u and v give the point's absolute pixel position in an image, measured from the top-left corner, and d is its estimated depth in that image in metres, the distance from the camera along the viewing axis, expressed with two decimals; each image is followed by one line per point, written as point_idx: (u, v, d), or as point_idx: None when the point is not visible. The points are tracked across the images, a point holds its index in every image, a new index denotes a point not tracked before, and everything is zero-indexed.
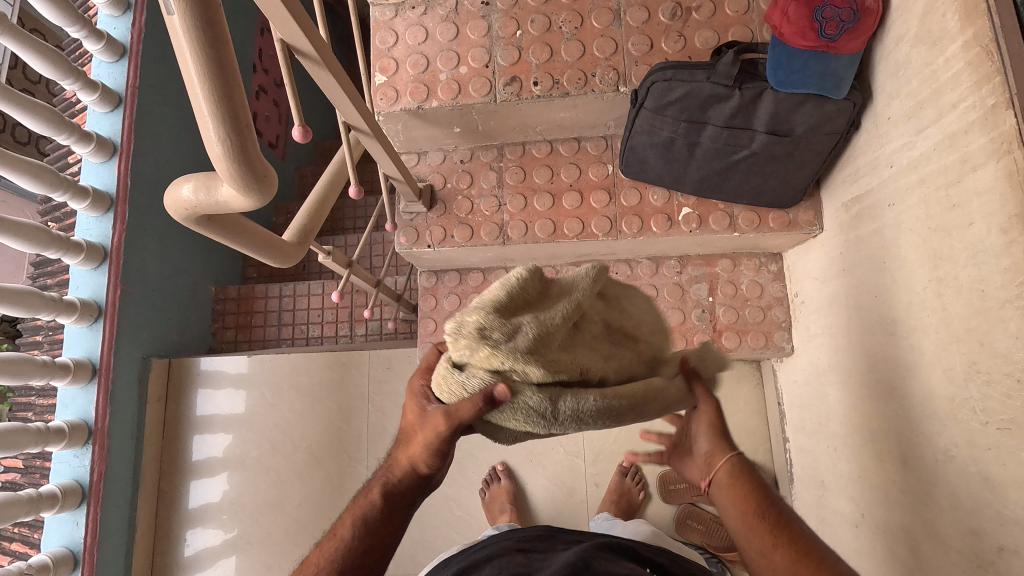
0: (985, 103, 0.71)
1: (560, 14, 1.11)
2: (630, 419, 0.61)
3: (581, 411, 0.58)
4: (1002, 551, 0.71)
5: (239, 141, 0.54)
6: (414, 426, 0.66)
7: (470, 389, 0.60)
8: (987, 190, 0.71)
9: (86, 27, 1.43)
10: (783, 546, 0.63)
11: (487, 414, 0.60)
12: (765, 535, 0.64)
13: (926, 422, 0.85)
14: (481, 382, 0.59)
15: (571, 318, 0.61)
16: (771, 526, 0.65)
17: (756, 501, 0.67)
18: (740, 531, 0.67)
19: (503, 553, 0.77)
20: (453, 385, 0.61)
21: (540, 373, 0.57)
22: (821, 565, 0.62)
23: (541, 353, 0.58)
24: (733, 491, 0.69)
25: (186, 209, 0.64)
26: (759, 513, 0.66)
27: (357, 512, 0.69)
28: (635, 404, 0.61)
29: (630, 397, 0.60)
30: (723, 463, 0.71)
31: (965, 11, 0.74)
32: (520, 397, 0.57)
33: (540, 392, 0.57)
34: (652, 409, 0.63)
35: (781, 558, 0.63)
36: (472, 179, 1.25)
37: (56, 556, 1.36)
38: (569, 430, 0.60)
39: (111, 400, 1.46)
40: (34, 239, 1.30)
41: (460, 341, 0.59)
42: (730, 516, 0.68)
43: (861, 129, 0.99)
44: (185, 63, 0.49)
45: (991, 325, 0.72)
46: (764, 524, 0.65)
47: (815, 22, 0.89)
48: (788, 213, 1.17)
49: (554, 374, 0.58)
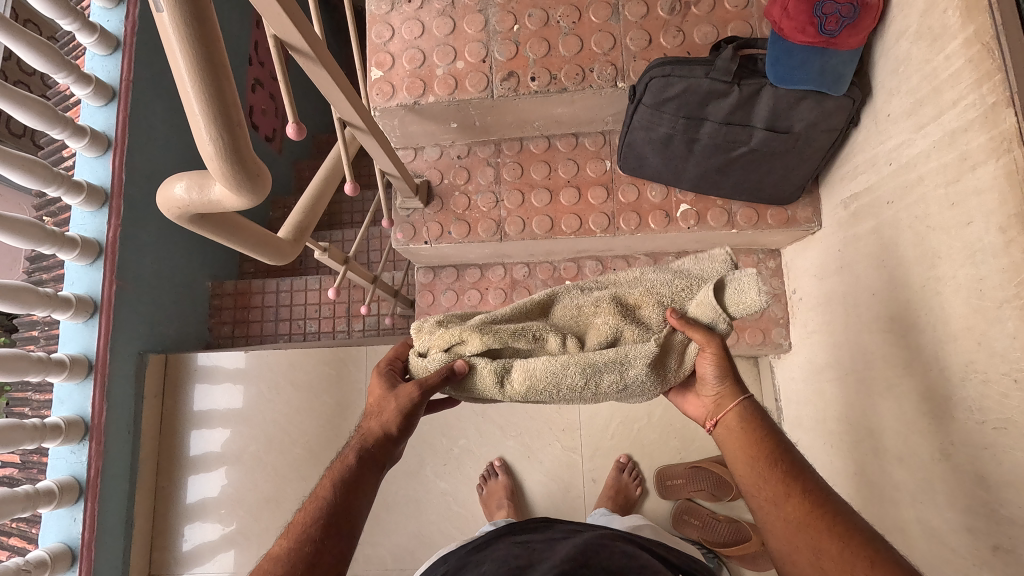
0: (986, 101, 0.71)
1: (558, 8, 1.10)
2: (598, 379, 0.72)
3: (535, 369, 0.72)
4: (997, 549, 0.72)
5: (231, 139, 0.53)
6: (379, 402, 0.76)
7: (437, 366, 0.74)
8: (986, 188, 0.71)
9: (78, 20, 1.41)
10: (795, 496, 0.69)
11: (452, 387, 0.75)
12: (776, 484, 0.69)
13: (923, 420, 0.86)
14: (444, 360, 0.73)
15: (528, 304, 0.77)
16: (783, 476, 0.70)
17: (767, 449, 0.72)
18: (742, 479, 0.72)
19: (503, 547, 0.78)
20: (419, 367, 0.76)
21: (489, 344, 0.72)
22: (835, 518, 0.67)
23: (488, 328, 0.73)
24: (743, 436, 0.73)
25: (179, 208, 0.63)
26: (769, 461, 0.71)
27: (337, 475, 0.75)
28: (600, 366, 0.71)
29: (588, 358, 0.72)
30: (732, 407, 0.75)
31: (966, 8, 0.74)
32: (474, 366, 0.73)
33: (493, 362, 0.72)
34: (624, 369, 0.72)
35: (794, 506, 0.68)
36: (469, 175, 1.25)
37: (53, 551, 1.36)
38: (533, 391, 0.73)
39: (108, 396, 1.46)
40: (27, 234, 1.29)
41: (421, 332, 0.76)
42: (739, 461, 0.73)
43: (860, 126, 0.98)
44: (175, 62, 0.48)
45: (989, 325, 0.72)
46: (775, 472, 0.70)
47: (816, 18, 0.88)
48: (786, 210, 1.17)
49: (505, 344, 0.73)
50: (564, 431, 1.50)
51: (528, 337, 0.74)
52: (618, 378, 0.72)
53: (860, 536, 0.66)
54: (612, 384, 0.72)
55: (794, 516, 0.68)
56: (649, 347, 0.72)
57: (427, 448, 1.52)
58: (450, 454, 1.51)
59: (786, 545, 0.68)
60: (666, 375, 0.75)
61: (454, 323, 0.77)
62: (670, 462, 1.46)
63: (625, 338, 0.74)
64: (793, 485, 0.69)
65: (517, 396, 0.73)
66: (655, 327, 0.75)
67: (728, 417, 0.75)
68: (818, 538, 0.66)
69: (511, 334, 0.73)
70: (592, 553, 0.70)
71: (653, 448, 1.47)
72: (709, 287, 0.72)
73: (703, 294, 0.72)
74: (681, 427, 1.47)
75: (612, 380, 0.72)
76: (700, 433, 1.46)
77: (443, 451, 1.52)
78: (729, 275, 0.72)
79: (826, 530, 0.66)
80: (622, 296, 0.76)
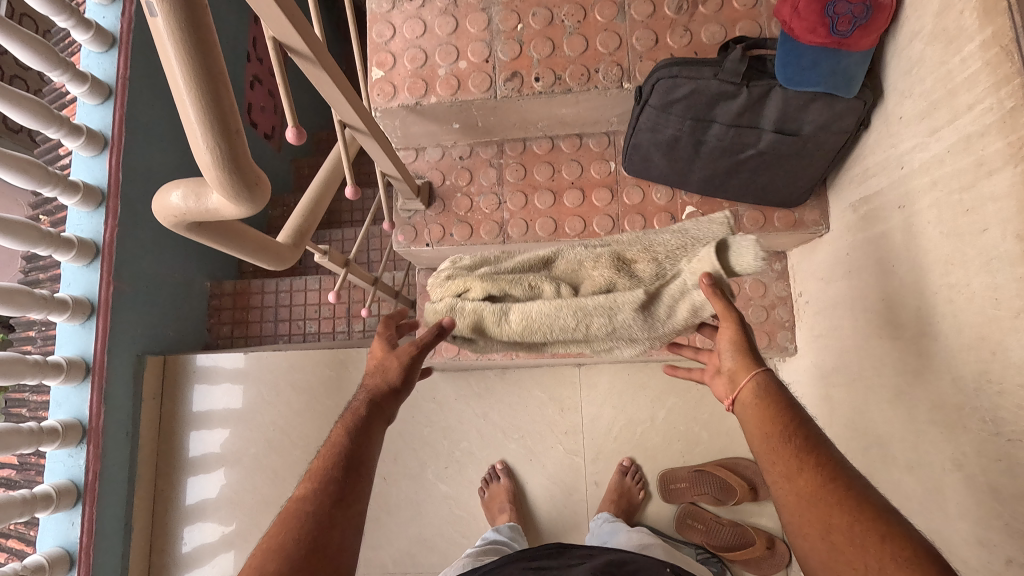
0: (1004, 106, 0.69)
1: (562, 7, 1.08)
2: (587, 319, 0.85)
3: (532, 310, 0.86)
4: (1010, 562, 0.71)
5: (229, 147, 0.51)
6: (382, 360, 0.87)
7: (444, 313, 0.88)
8: (1002, 196, 0.69)
9: (73, 16, 1.39)
10: (808, 471, 0.67)
11: (459, 328, 0.88)
12: (789, 458, 0.68)
13: (934, 429, 0.84)
14: (451, 306, 0.88)
15: (535, 260, 0.93)
16: (796, 452, 0.68)
17: (781, 422, 0.71)
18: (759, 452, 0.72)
19: (517, 573, 0.82)
20: (431, 313, 0.89)
21: (489, 289, 0.88)
22: (853, 498, 0.64)
23: (490, 277, 0.89)
24: (759, 409, 0.73)
25: (175, 216, 0.62)
26: (784, 437, 0.70)
27: (350, 424, 0.81)
28: (592, 309, 0.85)
29: (583, 302, 0.85)
30: (747, 379, 0.76)
31: (983, 9, 0.72)
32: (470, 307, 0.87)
33: (494, 305, 0.87)
34: (613, 312, 0.85)
35: (806, 482, 0.66)
36: (471, 176, 1.23)
37: (52, 556, 1.33)
38: (530, 330, 0.87)
39: (105, 398, 1.44)
40: (23, 236, 1.28)
41: (436, 285, 0.91)
42: (755, 435, 0.73)
43: (871, 128, 0.97)
44: (169, 68, 0.46)
45: (1004, 335, 0.70)
46: (789, 445, 0.69)
47: (827, 18, 0.86)
48: (794, 212, 1.15)
49: (504, 291, 0.88)
50: (567, 434, 1.48)
51: (527, 285, 0.89)
52: (607, 319, 0.85)
53: (875, 511, 0.62)
54: (601, 325, 0.86)
55: (804, 491, 0.66)
56: (635, 294, 0.85)
57: (428, 450, 1.50)
58: (452, 457, 1.50)
59: (798, 523, 0.66)
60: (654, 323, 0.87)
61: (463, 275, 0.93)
62: (674, 466, 1.44)
63: (618, 287, 0.88)
64: (807, 460, 0.67)
65: (513, 334, 0.86)
66: (646, 279, 0.89)
67: (744, 389, 0.76)
68: (826, 513, 0.64)
69: (509, 282, 0.89)
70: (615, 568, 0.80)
71: (657, 452, 1.45)
72: (708, 246, 0.84)
73: (702, 253, 0.84)
74: (686, 430, 1.46)
75: (602, 322, 0.86)
76: (704, 436, 1.45)
77: (445, 454, 1.50)
78: (729, 238, 0.85)
79: (837, 505, 0.64)
80: (621, 255, 0.90)
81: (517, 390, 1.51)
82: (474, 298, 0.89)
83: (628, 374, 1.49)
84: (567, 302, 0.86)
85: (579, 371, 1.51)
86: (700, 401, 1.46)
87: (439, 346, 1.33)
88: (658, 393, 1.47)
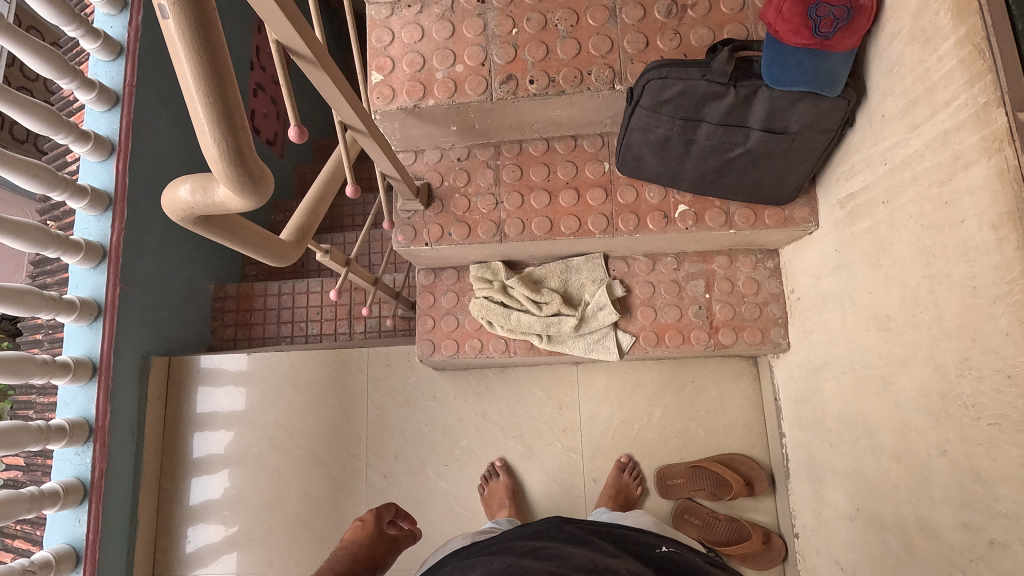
0: (977, 101, 0.72)
1: (556, 12, 1.11)
2: (547, 331, 1.33)
3: (517, 318, 1.33)
4: (993, 544, 0.73)
5: (235, 141, 0.54)
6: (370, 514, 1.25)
7: (482, 297, 1.34)
8: (978, 188, 0.72)
9: (82, 26, 1.42)
10: None
11: (488, 315, 1.33)
12: None
13: (919, 418, 0.86)
14: (486, 297, 1.34)
15: (519, 279, 1.34)
16: None
17: None
18: None
19: (514, 556, 0.83)
20: (479, 303, 1.33)
21: (501, 298, 1.34)
22: None
23: (504, 290, 1.34)
24: None
25: (182, 210, 0.65)
26: None
27: (362, 539, 1.20)
28: (547, 324, 1.33)
29: (541, 319, 1.33)
30: None
31: (957, 10, 0.74)
32: (494, 303, 1.33)
33: (501, 307, 1.33)
34: (558, 326, 1.33)
35: None
36: (469, 176, 1.26)
37: (59, 553, 1.35)
38: (516, 332, 1.34)
39: (111, 399, 1.47)
40: (35, 239, 1.31)
41: (482, 284, 1.34)
42: None
43: (855, 126, 0.99)
44: (181, 68, 0.49)
45: (982, 322, 0.73)
46: None
47: (810, 20, 0.88)
48: (783, 210, 1.18)
49: (506, 304, 1.34)
50: (565, 431, 1.50)
51: (519, 303, 1.33)
52: (557, 332, 1.33)
53: None
54: (553, 332, 1.34)
55: None
56: (573, 318, 1.32)
57: (428, 448, 1.53)
58: (452, 455, 1.52)
59: None
60: (586, 336, 1.35)
61: (495, 284, 1.34)
62: (669, 462, 1.46)
63: (562, 311, 1.32)
64: None
65: (507, 331, 1.34)
66: (578, 307, 1.34)
67: None
68: None
69: (513, 299, 1.34)
70: (608, 559, 0.83)
71: (653, 448, 1.47)
72: (602, 287, 1.33)
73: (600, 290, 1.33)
74: (681, 426, 1.48)
75: (554, 330, 1.34)
76: (699, 433, 1.47)
77: (444, 452, 1.53)
78: (613, 283, 1.33)
79: None
80: (562, 286, 1.36)
81: (515, 389, 1.54)
82: (493, 297, 1.34)
83: (626, 371, 1.51)
84: (534, 314, 1.33)
85: (576, 370, 1.54)
86: (695, 398, 1.48)
87: (439, 345, 1.36)
88: (654, 390, 1.50)
